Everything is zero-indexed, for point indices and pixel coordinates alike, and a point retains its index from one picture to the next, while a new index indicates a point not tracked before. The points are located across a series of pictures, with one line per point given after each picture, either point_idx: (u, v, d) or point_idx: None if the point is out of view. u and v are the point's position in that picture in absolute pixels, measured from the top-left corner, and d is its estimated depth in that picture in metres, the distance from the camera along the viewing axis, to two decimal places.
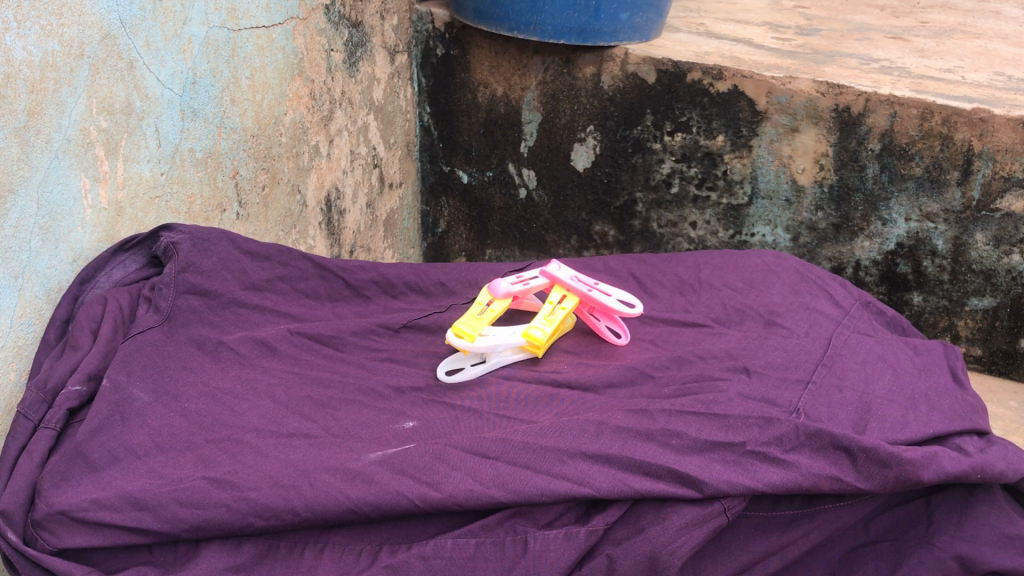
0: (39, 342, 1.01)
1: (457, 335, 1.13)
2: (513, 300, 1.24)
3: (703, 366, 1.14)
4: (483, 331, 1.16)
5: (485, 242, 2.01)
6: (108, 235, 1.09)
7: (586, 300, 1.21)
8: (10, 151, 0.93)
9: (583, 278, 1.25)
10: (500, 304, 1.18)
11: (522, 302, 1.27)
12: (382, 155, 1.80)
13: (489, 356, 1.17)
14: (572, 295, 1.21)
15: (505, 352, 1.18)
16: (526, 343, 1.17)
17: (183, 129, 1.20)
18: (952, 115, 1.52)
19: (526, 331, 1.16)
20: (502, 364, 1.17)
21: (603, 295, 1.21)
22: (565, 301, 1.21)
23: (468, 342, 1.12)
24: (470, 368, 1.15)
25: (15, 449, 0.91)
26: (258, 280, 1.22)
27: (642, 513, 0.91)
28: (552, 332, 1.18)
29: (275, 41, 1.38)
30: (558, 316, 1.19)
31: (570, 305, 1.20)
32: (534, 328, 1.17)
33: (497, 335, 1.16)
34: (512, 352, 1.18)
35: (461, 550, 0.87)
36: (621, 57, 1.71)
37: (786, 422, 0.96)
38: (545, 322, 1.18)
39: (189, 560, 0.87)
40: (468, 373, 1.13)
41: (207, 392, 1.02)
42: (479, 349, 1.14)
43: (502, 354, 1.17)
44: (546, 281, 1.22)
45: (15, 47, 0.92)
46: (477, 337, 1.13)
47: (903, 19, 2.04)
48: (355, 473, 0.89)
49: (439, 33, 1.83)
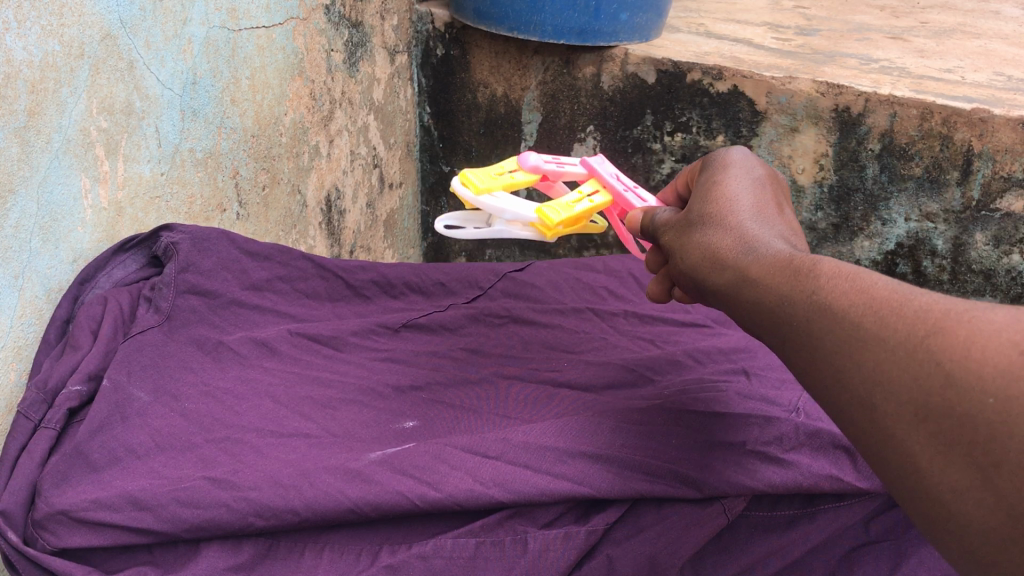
0: (39, 342, 1.01)
1: (463, 185, 1.01)
2: (539, 182, 1.11)
3: (701, 369, 1.18)
4: (496, 193, 1.02)
5: (485, 242, 2.03)
6: (108, 235, 1.10)
7: (620, 203, 1.04)
8: (11, 151, 0.92)
9: (628, 179, 1.08)
10: (525, 175, 1.07)
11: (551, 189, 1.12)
12: (382, 155, 1.80)
13: (493, 226, 1.03)
14: (605, 191, 1.05)
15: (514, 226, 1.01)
16: (537, 223, 0.99)
17: (183, 129, 1.20)
18: (952, 115, 1.51)
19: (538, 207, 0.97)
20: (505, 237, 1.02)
21: (639, 198, 1.03)
22: (595, 195, 1.04)
23: (471, 193, 1.01)
24: (468, 231, 1.04)
25: (15, 449, 0.92)
26: (258, 280, 1.22)
27: (642, 512, 0.90)
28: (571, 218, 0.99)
29: (275, 41, 1.38)
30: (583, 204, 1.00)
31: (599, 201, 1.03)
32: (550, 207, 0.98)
33: (510, 200, 1.01)
34: (523, 230, 1.02)
35: (461, 550, 0.87)
36: (621, 57, 1.71)
37: (785, 422, 0.95)
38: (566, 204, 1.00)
39: (189, 560, 0.87)
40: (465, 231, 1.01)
41: (207, 391, 1.02)
42: (484, 207, 1.01)
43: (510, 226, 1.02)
44: (582, 172, 1.08)
45: (15, 47, 0.91)
46: (483, 192, 1.01)
47: (902, 19, 2.04)
48: (355, 473, 0.89)
49: (439, 33, 1.83)
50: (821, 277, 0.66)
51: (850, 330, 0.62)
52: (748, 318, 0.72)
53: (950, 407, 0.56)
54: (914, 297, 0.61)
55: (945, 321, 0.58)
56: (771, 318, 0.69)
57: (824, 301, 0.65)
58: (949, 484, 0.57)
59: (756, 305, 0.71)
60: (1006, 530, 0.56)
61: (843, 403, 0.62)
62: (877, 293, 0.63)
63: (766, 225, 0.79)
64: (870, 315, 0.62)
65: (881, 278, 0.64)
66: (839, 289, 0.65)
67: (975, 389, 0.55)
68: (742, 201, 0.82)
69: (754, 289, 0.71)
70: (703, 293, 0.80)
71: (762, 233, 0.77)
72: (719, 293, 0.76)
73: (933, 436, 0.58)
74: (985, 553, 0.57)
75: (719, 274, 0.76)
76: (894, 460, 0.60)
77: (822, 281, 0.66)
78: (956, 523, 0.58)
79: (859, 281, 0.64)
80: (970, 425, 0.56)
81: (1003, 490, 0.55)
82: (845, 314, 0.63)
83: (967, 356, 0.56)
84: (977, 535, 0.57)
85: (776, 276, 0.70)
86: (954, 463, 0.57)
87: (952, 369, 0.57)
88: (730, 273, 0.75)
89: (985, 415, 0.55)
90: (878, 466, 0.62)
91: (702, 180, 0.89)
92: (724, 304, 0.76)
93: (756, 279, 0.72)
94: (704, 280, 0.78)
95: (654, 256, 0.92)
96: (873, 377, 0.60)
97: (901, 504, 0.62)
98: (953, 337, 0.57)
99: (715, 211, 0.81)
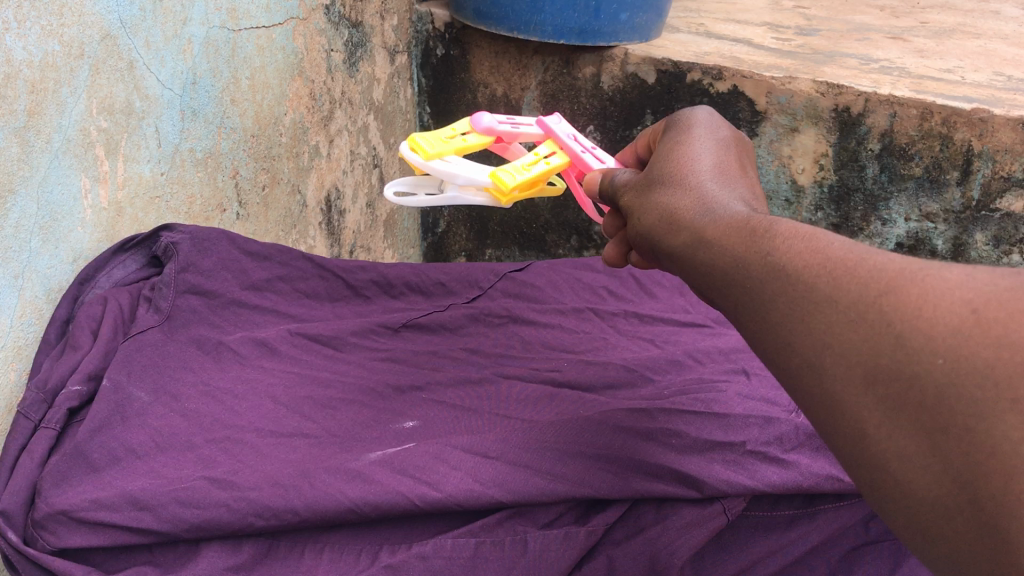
0: (39, 342, 1.01)
1: (412, 149, 0.98)
2: (493, 144, 1.08)
3: (702, 369, 1.18)
4: (447, 157, 0.99)
5: (485, 242, 2.03)
6: (108, 235, 1.10)
7: (579, 165, 1.03)
8: (11, 152, 0.92)
9: (584, 138, 1.07)
10: (478, 137, 1.03)
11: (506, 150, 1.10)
12: (382, 155, 1.81)
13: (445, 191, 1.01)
14: (563, 152, 1.04)
15: (467, 191, 1.00)
16: (491, 188, 0.98)
17: (183, 129, 1.20)
18: (952, 115, 1.51)
19: (493, 172, 0.96)
20: (458, 203, 1.01)
21: (598, 159, 1.02)
22: (552, 156, 1.03)
23: (422, 158, 0.97)
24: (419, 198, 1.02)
25: (15, 449, 0.92)
26: (258, 280, 1.22)
27: (642, 512, 0.91)
28: (527, 183, 0.98)
29: (275, 42, 1.38)
30: (539, 168, 0.99)
31: (556, 163, 1.02)
32: (505, 171, 0.97)
33: (462, 165, 0.99)
34: (475, 194, 1.01)
35: (461, 550, 0.86)
36: (621, 57, 1.71)
37: (785, 422, 0.96)
38: (522, 169, 0.98)
39: (189, 560, 0.87)
40: (417, 200, 1.00)
41: (207, 391, 1.02)
42: (435, 173, 0.98)
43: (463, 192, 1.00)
44: (539, 133, 1.06)
45: (15, 47, 0.91)
46: (434, 156, 0.98)
47: (903, 19, 2.04)
48: (355, 474, 0.89)
49: (439, 33, 1.84)
50: (776, 237, 0.62)
51: (801, 290, 0.58)
52: (698, 278, 0.68)
53: (901, 370, 0.53)
54: (868, 257, 0.57)
55: (899, 281, 0.54)
56: (721, 279, 0.65)
57: (778, 260, 0.61)
58: (896, 450, 0.53)
59: (706, 267, 0.67)
60: (952, 498, 0.52)
61: (788, 365, 0.58)
62: (831, 253, 0.58)
63: (727, 184, 0.74)
64: (823, 276, 0.58)
65: (837, 237, 0.60)
66: (793, 248, 0.60)
67: (925, 350, 0.52)
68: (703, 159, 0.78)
69: (706, 249, 0.67)
70: (658, 255, 0.76)
71: (721, 192, 0.73)
72: (672, 254, 0.72)
73: (881, 400, 0.54)
74: (931, 525, 0.54)
75: (672, 234, 0.72)
76: (840, 430, 0.56)
77: (776, 240, 0.62)
78: (903, 491, 0.54)
79: (813, 241, 0.60)
80: (920, 388, 0.52)
81: (952, 458, 0.51)
82: (797, 273, 0.59)
83: (918, 317, 0.53)
84: (923, 505, 0.53)
85: (727, 235, 0.66)
86: (902, 430, 0.53)
87: (903, 329, 0.53)
88: (684, 232, 0.70)
89: (934, 379, 0.51)
90: (824, 432, 0.58)
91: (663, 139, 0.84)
92: (676, 265, 0.72)
93: (708, 240, 0.67)
94: (656, 240, 0.74)
95: (614, 219, 0.89)
96: (821, 338, 0.56)
97: (847, 472, 0.58)
98: (905, 296, 0.53)
99: (674, 171, 0.77)
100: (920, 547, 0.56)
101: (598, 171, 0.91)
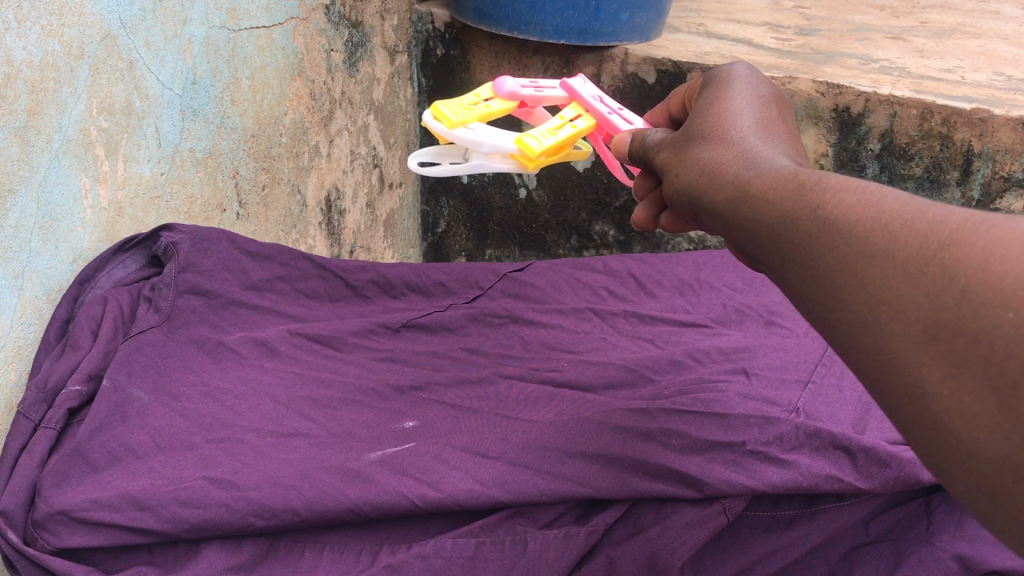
0: (39, 342, 1.01)
1: (435, 119, 1.00)
2: (517, 109, 1.09)
3: (702, 370, 1.18)
4: (471, 125, 1.01)
5: (485, 242, 2.03)
6: (108, 235, 1.10)
7: (605, 127, 1.01)
8: (11, 151, 0.92)
9: (610, 99, 1.05)
10: (500, 103, 1.04)
11: (530, 116, 1.11)
12: (382, 155, 1.81)
13: (470, 159, 1.01)
14: (588, 115, 1.02)
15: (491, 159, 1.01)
16: (517, 154, 0.98)
17: (183, 129, 1.20)
18: (952, 115, 1.51)
19: (518, 139, 0.97)
20: (482, 170, 1.01)
21: (624, 121, 1.00)
22: (577, 120, 1.02)
23: (445, 128, 0.99)
24: (444, 167, 1.02)
25: (15, 449, 0.92)
26: (258, 280, 1.22)
27: (642, 512, 0.91)
28: (554, 148, 0.98)
29: (275, 42, 1.38)
30: (566, 131, 0.98)
31: (583, 126, 1.01)
32: (530, 137, 0.97)
33: (485, 131, 1.00)
34: (500, 161, 1.01)
35: (461, 550, 0.86)
36: (621, 57, 1.71)
37: (785, 422, 0.95)
38: (548, 133, 0.98)
39: (189, 560, 0.87)
40: (438, 171, 1.00)
41: (207, 391, 1.02)
42: (459, 141, 0.99)
43: (487, 159, 1.01)
44: (563, 96, 1.05)
45: (15, 47, 0.91)
46: (457, 125, 0.99)
47: (902, 19, 2.04)
48: (355, 474, 0.89)
49: (439, 33, 1.84)
50: (826, 191, 0.58)
51: (854, 246, 0.54)
52: (744, 237, 0.65)
53: (966, 324, 0.48)
54: (928, 209, 0.53)
55: (962, 232, 0.50)
56: (769, 235, 0.61)
57: (829, 215, 0.57)
58: (961, 411, 0.49)
59: (753, 224, 0.63)
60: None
61: (841, 321, 0.54)
62: (887, 206, 0.54)
63: (770, 142, 0.71)
64: (878, 230, 0.54)
65: (895, 189, 0.56)
66: (845, 202, 0.57)
67: (993, 302, 0.47)
68: (743, 118, 0.75)
69: (752, 205, 0.64)
70: (698, 215, 0.73)
71: (765, 149, 0.69)
72: (715, 213, 0.69)
73: (943, 356, 0.49)
74: (999, 490, 0.49)
75: (716, 191, 0.69)
76: (897, 390, 0.52)
77: (828, 195, 0.58)
78: (967, 455, 0.49)
79: (868, 195, 0.56)
80: (987, 342, 0.47)
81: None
82: (849, 229, 0.55)
83: (984, 269, 0.48)
84: (987, 467, 0.49)
85: (775, 191, 0.62)
86: (969, 388, 0.48)
87: (968, 283, 0.48)
88: (728, 189, 0.67)
89: (1006, 334, 0.47)
90: (879, 395, 0.53)
91: (700, 99, 0.81)
92: (720, 224, 0.68)
93: (753, 196, 0.64)
94: (697, 199, 0.71)
95: (644, 181, 0.88)
96: (876, 294, 0.52)
97: (904, 436, 0.53)
98: (969, 247, 0.49)
99: (713, 133, 0.74)
100: (987, 516, 0.51)
101: (626, 133, 0.91)
